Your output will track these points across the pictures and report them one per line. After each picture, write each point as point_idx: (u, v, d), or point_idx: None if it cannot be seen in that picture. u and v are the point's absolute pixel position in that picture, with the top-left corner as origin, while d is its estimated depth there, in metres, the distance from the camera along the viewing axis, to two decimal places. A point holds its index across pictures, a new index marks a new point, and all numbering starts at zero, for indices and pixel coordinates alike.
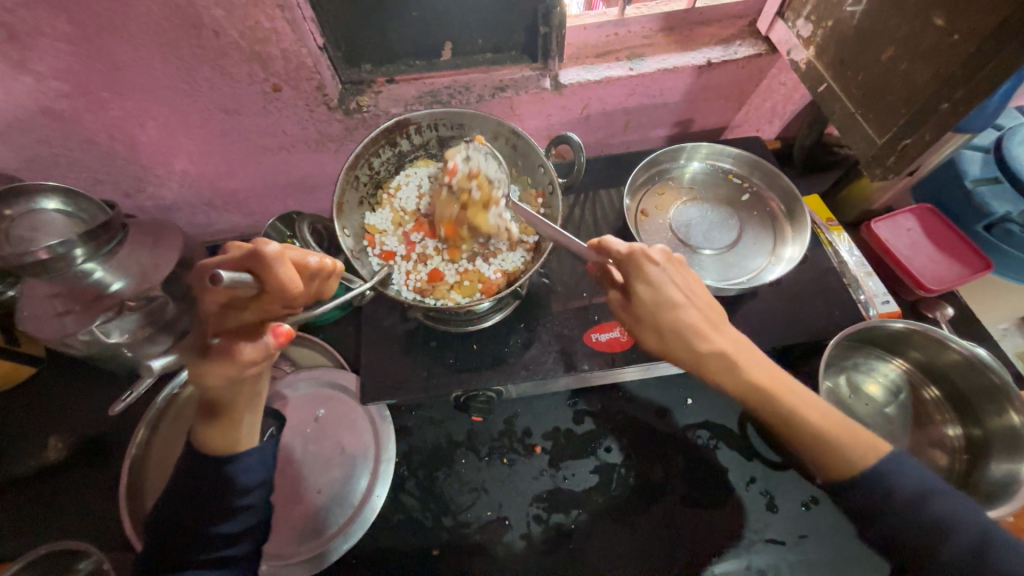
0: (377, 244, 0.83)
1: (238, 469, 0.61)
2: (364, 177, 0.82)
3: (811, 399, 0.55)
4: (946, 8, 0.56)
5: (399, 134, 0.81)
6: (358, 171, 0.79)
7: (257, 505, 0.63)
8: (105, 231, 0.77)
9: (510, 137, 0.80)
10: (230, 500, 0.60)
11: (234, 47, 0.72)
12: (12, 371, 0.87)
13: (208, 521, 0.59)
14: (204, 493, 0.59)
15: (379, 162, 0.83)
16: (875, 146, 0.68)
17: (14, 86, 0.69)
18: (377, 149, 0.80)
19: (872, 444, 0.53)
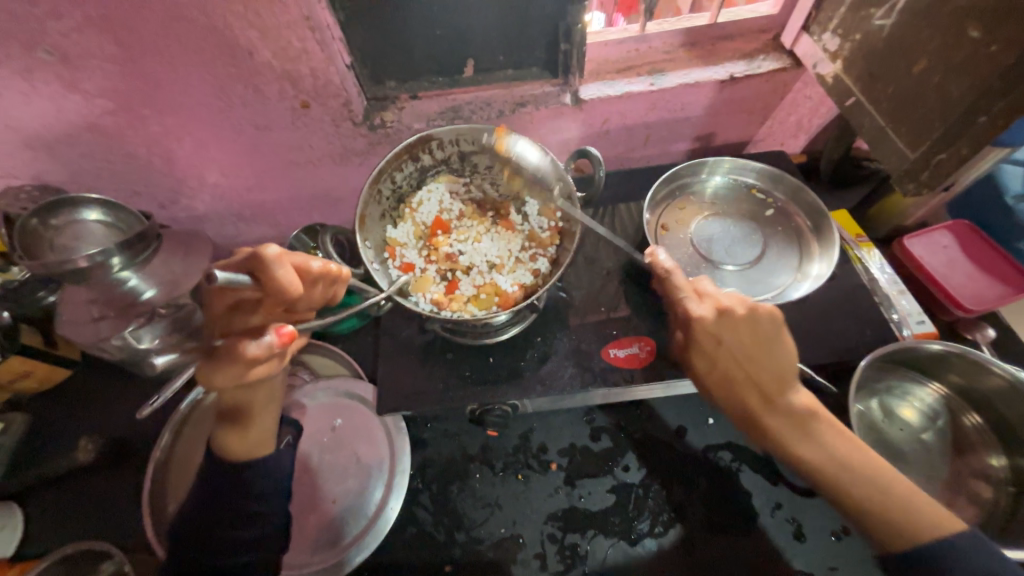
0: (398, 257, 0.83)
1: (256, 475, 0.62)
2: (386, 191, 0.83)
3: (857, 474, 0.55)
4: (981, 20, 0.54)
5: (421, 148, 0.82)
6: (381, 185, 0.80)
7: (276, 512, 0.64)
8: (140, 240, 0.81)
9: (530, 152, 0.81)
10: (248, 505, 0.61)
11: (267, 67, 0.75)
12: (50, 373, 0.91)
13: (227, 526, 0.60)
14: (224, 499, 0.61)
15: (401, 177, 0.84)
16: (908, 159, 0.66)
17: (64, 104, 0.74)
18: (400, 164, 0.81)
19: (920, 526, 0.52)
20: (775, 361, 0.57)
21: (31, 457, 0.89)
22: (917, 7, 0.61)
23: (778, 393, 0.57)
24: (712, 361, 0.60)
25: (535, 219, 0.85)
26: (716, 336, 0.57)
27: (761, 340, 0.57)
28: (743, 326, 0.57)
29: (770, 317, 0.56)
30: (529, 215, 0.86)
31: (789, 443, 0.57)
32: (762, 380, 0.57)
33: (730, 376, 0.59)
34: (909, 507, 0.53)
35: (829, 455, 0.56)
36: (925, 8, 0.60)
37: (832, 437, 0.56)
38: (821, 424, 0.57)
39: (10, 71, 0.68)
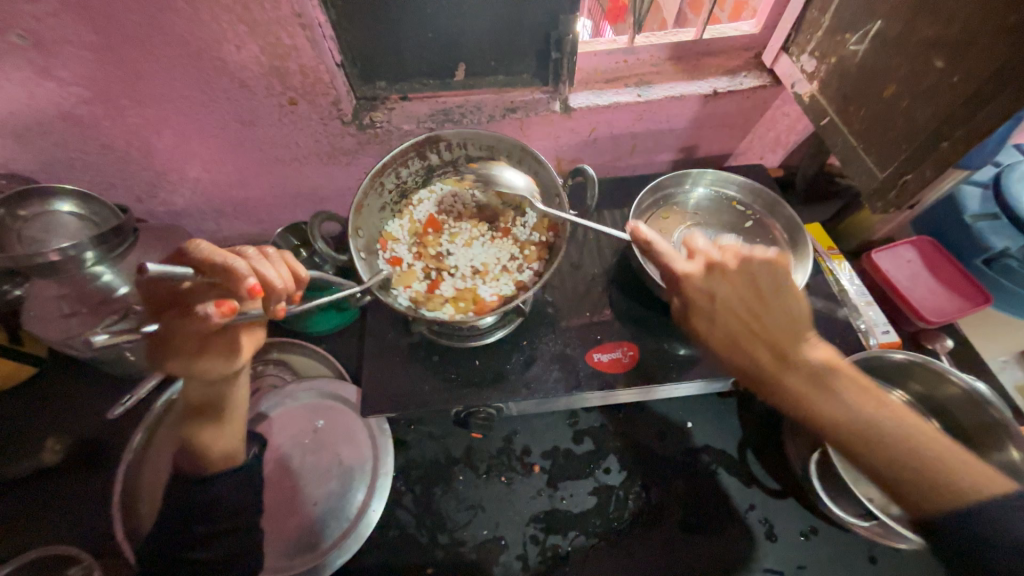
0: (389, 250, 0.84)
1: (220, 489, 0.63)
2: (389, 184, 0.84)
3: (881, 427, 0.57)
4: (946, 51, 0.58)
5: (430, 147, 0.84)
6: (384, 178, 0.82)
7: (241, 529, 0.63)
8: (115, 235, 0.77)
9: (534, 164, 0.81)
10: (209, 521, 0.61)
11: (254, 62, 0.74)
12: (13, 370, 0.87)
13: (191, 546, 0.60)
14: (187, 521, 0.61)
15: (407, 172, 0.86)
16: (877, 179, 0.69)
17: (37, 91, 0.71)
18: (406, 160, 0.83)
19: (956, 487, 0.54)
20: (773, 312, 0.60)
21: None
22: (888, 36, 0.65)
23: (791, 348, 0.60)
24: (714, 321, 0.60)
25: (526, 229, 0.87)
26: (708, 287, 0.60)
27: (760, 289, 0.61)
28: (738, 278, 0.61)
29: (767, 264, 0.61)
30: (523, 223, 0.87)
31: (810, 398, 0.58)
32: (770, 333, 0.60)
33: (733, 330, 0.60)
34: (942, 467, 0.55)
35: (853, 413, 0.58)
36: (896, 37, 0.64)
37: (852, 392, 0.59)
38: (840, 380, 0.59)
39: None
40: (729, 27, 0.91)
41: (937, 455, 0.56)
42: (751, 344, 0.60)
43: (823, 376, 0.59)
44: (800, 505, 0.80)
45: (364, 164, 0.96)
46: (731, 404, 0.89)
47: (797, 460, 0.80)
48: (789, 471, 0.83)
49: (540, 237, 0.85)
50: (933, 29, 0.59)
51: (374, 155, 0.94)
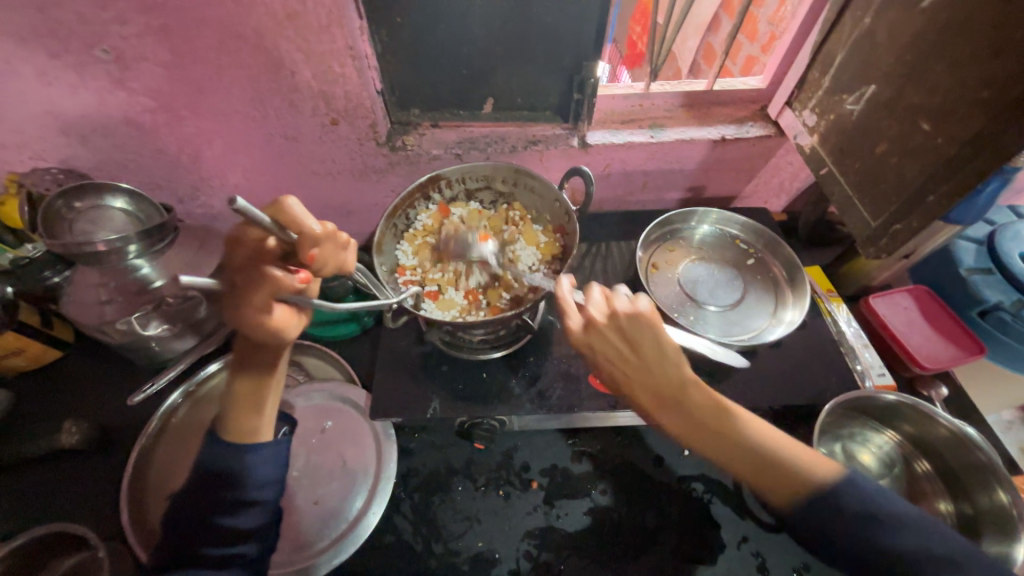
0: (410, 276, 0.89)
1: (256, 459, 0.63)
2: (401, 226, 0.91)
3: (756, 448, 0.57)
4: (930, 116, 0.64)
5: (432, 188, 0.92)
6: (396, 220, 0.89)
7: (265, 502, 0.63)
8: (158, 232, 0.83)
9: (526, 178, 0.91)
10: (241, 492, 0.61)
11: (305, 85, 0.81)
12: (41, 352, 0.92)
13: (221, 512, 0.60)
14: (219, 486, 0.61)
15: (415, 214, 0.93)
16: (870, 227, 0.74)
17: (107, 98, 0.79)
18: (413, 202, 0.90)
19: (797, 475, 0.55)
20: (641, 359, 0.61)
21: (11, 436, 0.88)
22: (880, 100, 0.71)
23: (665, 392, 0.60)
24: (596, 357, 0.63)
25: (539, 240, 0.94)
26: (592, 340, 0.62)
27: (631, 338, 0.61)
28: (620, 326, 0.62)
29: (633, 319, 0.62)
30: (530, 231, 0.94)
31: (667, 408, 0.60)
32: (643, 379, 0.61)
33: (618, 352, 0.62)
34: (777, 455, 0.57)
35: (704, 427, 0.58)
36: (887, 101, 0.70)
37: (706, 408, 0.59)
38: (714, 414, 0.59)
39: (65, 63, 0.73)
40: (738, 81, 0.98)
41: (799, 467, 0.56)
42: (633, 388, 0.61)
43: (702, 405, 0.59)
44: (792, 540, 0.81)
45: (392, 182, 1.03)
46: None
47: None
48: None
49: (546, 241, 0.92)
50: (919, 96, 0.65)
51: (403, 175, 1.01)
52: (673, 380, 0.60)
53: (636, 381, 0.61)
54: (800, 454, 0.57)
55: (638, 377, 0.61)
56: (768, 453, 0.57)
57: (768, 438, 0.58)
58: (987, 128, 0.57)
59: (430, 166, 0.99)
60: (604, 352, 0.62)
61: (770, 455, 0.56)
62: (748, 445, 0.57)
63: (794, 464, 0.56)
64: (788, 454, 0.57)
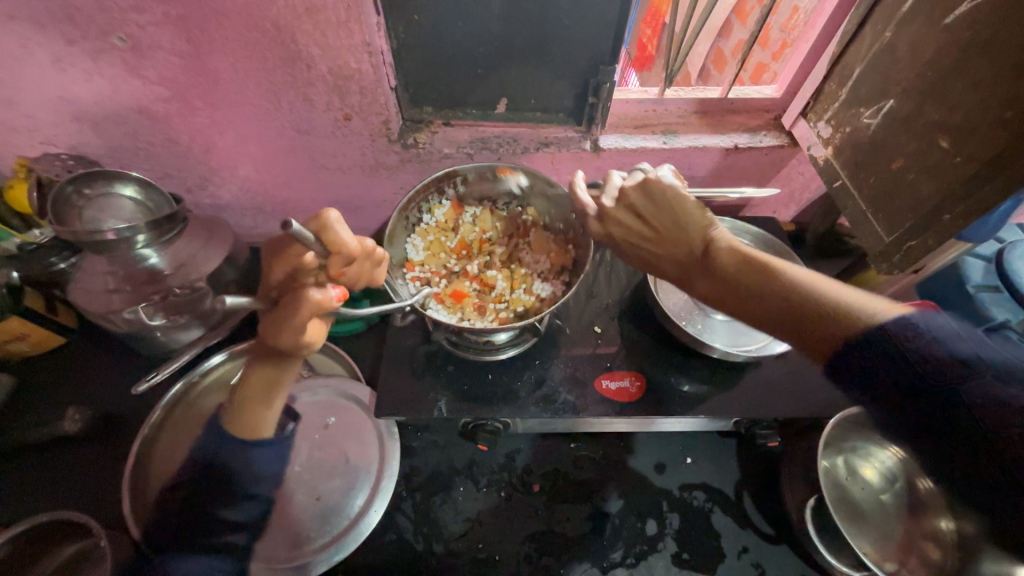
0: (418, 274, 0.89)
1: (259, 456, 0.63)
2: (413, 221, 0.91)
3: (773, 288, 0.57)
4: (950, 134, 0.63)
5: (448, 183, 0.91)
6: (409, 214, 0.88)
7: (261, 494, 0.66)
8: (168, 222, 0.83)
9: (545, 186, 0.89)
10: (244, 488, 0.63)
11: (320, 80, 0.81)
12: (46, 338, 0.92)
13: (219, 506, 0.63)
14: (216, 482, 0.62)
15: (428, 209, 0.92)
16: (883, 242, 0.74)
17: (121, 86, 0.78)
18: (428, 196, 0.90)
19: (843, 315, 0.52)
20: (664, 214, 0.66)
21: (13, 422, 0.88)
22: (898, 115, 0.71)
23: (682, 220, 0.65)
24: (621, 226, 0.69)
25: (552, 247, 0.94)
26: (616, 211, 0.69)
27: (660, 203, 0.66)
28: (653, 202, 0.67)
29: (660, 187, 0.65)
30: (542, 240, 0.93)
31: (719, 279, 0.62)
32: (664, 231, 0.66)
33: (631, 230, 0.68)
34: (832, 302, 0.53)
35: (762, 290, 0.58)
36: (906, 117, 0.70)
37: (747, 273, 0.59)
38: (724, 245, 0.63)
39: (80, 50, 0.73)
40: (753, 90, 0.98)
41: (829, 295, 0.53)
42: (659, 242, 0.67)
43: (724, 249, 0.62)
44: (793, 553, 0.81)
45: (402, 180, 1.02)
46: (730, 444, 0.90)
47: (792, 503, 0.81)
48: (783, 518, 0.84)
49: (557, 250, 0.91)
50: (940, 114, 0.65)
51: (413, 172, 1.00)
52: (704, 263, 0.63)
53: (648, 225, 0.67)
54: (838, 288, 0.54)
55: (662, 224, 0.66)
56: (801, 305, 0.54)
57: (839, 293, 0.54)
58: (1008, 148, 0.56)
59: (441, 164, 0.98)
60: (624, 223, 0.68)
61: (818, 314, 0.53)
62: (789, 296, 0.55)
63: (855, 324, 0.51)
64: (866, 317, 0.51)
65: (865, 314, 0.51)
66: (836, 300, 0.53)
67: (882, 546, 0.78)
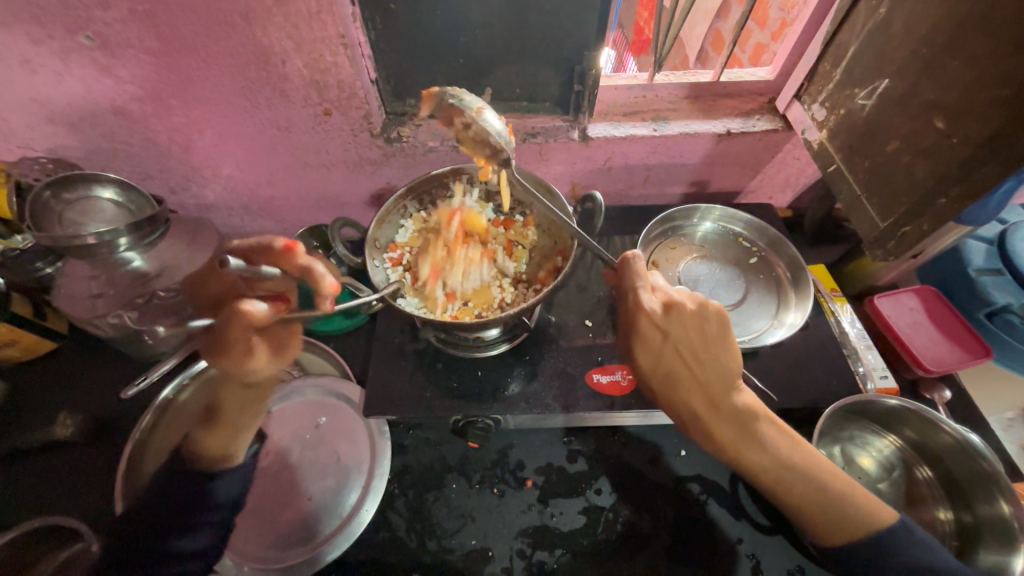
0: (400, 254, 0.88)
1: (218, 486, 0.73)
2: (412, 210, 0.92)
3: (796, 474, 0.63)
4: (945, 114, 0.61)
5: (453, 178, 0.92)
6: (407, 200, 0.90)
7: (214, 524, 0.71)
8: (149, 224, 0.82)
9: (547, 194, 0.88)
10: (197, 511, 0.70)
11: (296, 75, 0.79)
12: (35, 344, 0.92)
13: (175, 533, 0.68)
14: (183, 505, 0.70)
15: (429, 199, 0.93)
16: (878, 228, 0.72)
17: (94, 86, 0.77)
18: (430, 186, 0.91)
19: (843, 521, 0.61)
20: (707, 353, 0.67)
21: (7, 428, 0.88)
22: (892, 95, 0.68)
23: (719, 395, 0.66)
24: (657, 357, 0.70)
25: (542, 259, 0.90)
26: (652, 334, 0.69)
27: (707, 336, 0.67)
28: (690, 322, 0.68)
29: (710, 320, 0.67)
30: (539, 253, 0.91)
31: (736, 445, 0.65)
32: (702, 378, 0.67)
33: (674, 371, 0.69)
34: (840, 497, 0.62)
35: (773, 457, 0.64)
36: (901, 97, 0.67)
37: (774, 437, 0.64)
38: (764, 424, 0.65)
39: (49, 50, 0.71)
40: (746, 72, 0.95)
41: (845, 491, 0.62)
42: (678, 398, 0.69)
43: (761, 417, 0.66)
44: (788, 544, 0.79)
45: (387, 175, 1.01)
46: None
47: None
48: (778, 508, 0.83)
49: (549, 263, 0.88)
50: (935, 92, 0.62)
51: (399, 167, 0.98)
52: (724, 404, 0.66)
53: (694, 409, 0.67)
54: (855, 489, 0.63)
55: (686, 397, 0.68)
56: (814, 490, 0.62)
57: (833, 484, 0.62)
58: (1007, 128, 0.54)
59: (426, 158, 0.96)
60: (652, 354, 0.70)
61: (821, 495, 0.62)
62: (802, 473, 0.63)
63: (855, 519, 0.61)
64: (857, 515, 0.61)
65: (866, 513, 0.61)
66: (848, 501, 0.61)
67: None
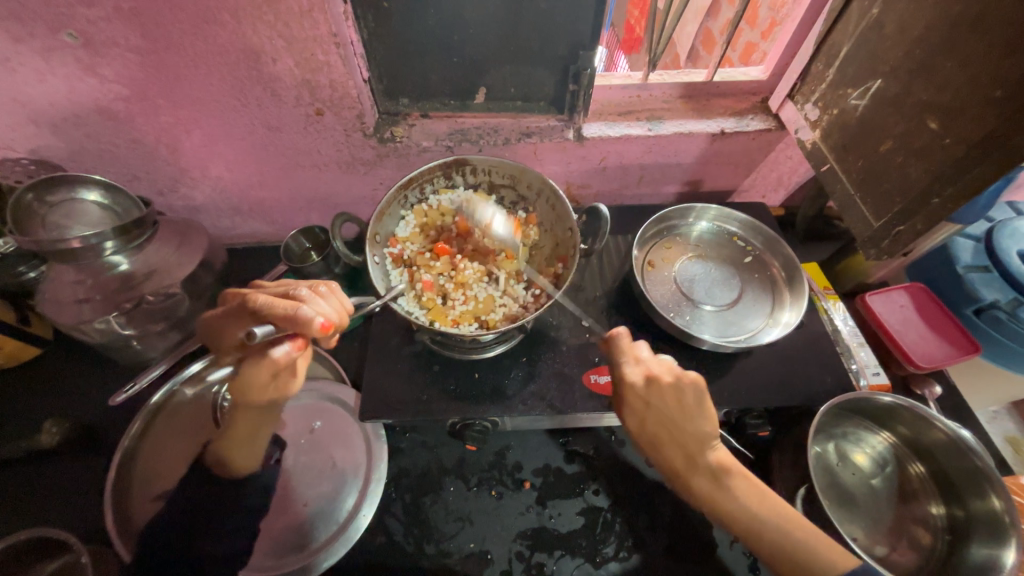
0: (400, 250, 0.88)
1: (252, 490, 0.68)
2: (413, 200, 0.90)
3: (766, 528, 0.58)
4: (938, 114, 0.61)
5: (455, 170, 0.90)
6: (409, 192, 0.88)
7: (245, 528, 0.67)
8: (137, 228, 0.80)
9: (551, 197, 0.87)
10: (226, 515, 0.66)
11: (287, 74, 0.78)
12: (18, 350, 0.90)
13: (207, 535, 0.65)
14: (213, 507, 0.65)
15: (431, 190, 0.91)
16: (872, 227, 0.73)
17: (78, 86, 0.74)
18: (432, 178, 0.89)
19: (806, 570, 0.54)
20: (682, 417, 0.65)
21: None
22: (885, 96, 0.69)
23: (695, 452, 0.64)
24: (640, 419, 0.67)
25: (542, 261, 0.90)
26: (626, 391, 0.67)
27: (683, 401, 0.64)
28: (668, 391, 0.65)
29: (689, 385, 0.64)
30: (539, 254, 0.91)
31: (711, 502, 0.61)
32: (680, 438, 0.65)
33: (658, 436, 0.66)
34: (808, 553, 0.55)
35: (746, 513, 0.60)
36: (894, 97, 0.68)
37: (749, 495, 0.60)
38: (739, 482, 0.61)
39: (29, 48, 0.69)
40: (739, 71, 0.95)
41: (816, 543, 0.56)
42: (659, 454, 0.67)
43: (737, 477, 0.62)
44: None
45: (381, 175, 1.00)
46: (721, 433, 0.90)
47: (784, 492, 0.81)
48: None
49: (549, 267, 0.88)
50: (928, 93, 0.63)
51: (392, 167, 0.97)
52: (700, 460, 0.63)
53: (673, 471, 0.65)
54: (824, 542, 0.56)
55: (666, 456, 0.66)
56: (782, 548, 0.56)
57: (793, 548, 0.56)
58: (1001, 128, 0.54)
59: (420, 158, 0.95)
60: (634, 415, 0.67)
61: (788, 549, 0.56)
62: (774, 530, 0.58)
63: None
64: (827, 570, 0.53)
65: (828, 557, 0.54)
66: (813, 558, 0.55)
67: (873, 531, 0.77)
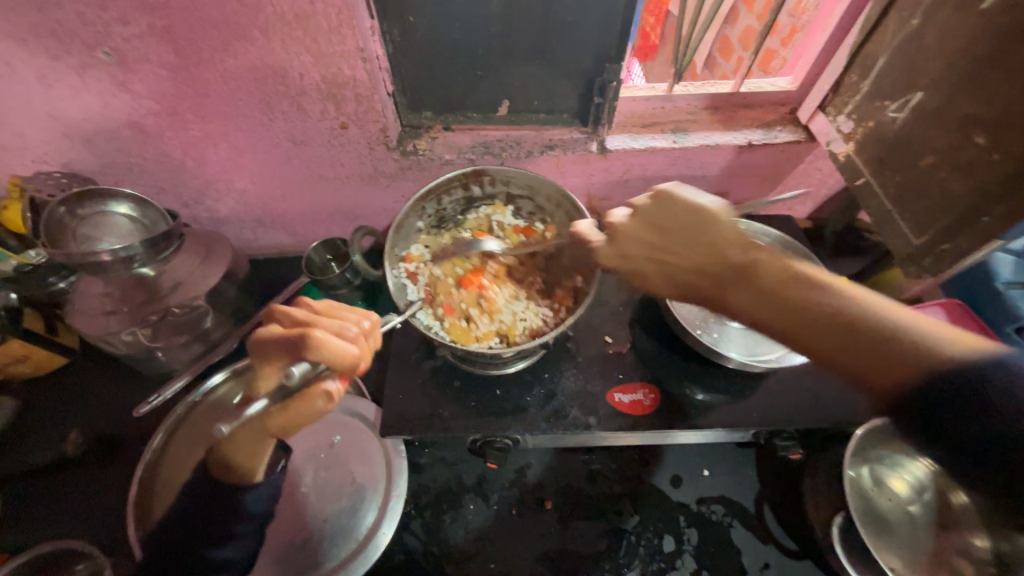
0: (415, 267, 0.87)
1: (253, 497, 0.64)
2: (430, 211, 0.89)
3: (827, 304, 0.56)
4: (986, 129, 0.59)
5: (474, 180, 0.89)
6: (426, 203, 0.86)
7: (249, 533, 0.65)
8: (164, 240, 0.81)
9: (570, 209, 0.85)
10: (232, 524, 0.63)
11: (313, 89, 0.78)
12: (46, 359, 0.91)
13: (208, 544, 0.62)
14: (216, 515, 0.62)
15: (448, 201, 0.90)
16: (911, 245, 0.70)
17: (111, 102, 0.76)
18: (450, 189, 0.87)
19: (882, 348, 0.53)
20: (657, 232, 0.64)
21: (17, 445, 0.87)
22: (927, 109, 0.66)
23: (723, 254, 0.61)
24: (635, 249, 0.65)
25: (560, 274, 0.88)
26: (625, 241, 0.65)
27: (662, 216, 0.63)
28: (663, 211, 0.63)
29: (676, 201, 0.62)
30: (558, 266, 0.89)
31: (783, 294, 0.58)
32: (683, 254, 0.62)
33: (647, 266, 0.64)
34: (889, 335, 0.53)
35: (787, 306, 0.58)
36: (936, 110, 0.65)
37: (781, 280, 0.59)
38: (768, 272, 0.59)
39: (66, 65, 0.70)
40: (767, 82, 0.93)
41: (885, 310, 0.54)
42: (692, 276, 0.63)
43: (775, 275, 0.59)
44: (817, 568, 0.78)
45: (402, 187, 0.99)
46: (749, 455, 0.87)
47: (817, 519, 0.78)
48: (807, 532, 0.81)
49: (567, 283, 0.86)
50: (974, 106, 0.60)
51: (414, 180, 0.97)
52: (732, 301, 0.61)
53: (704, 277, 0.62)
54: (885, 304, 0.55)
55: (713, 273, 0.62)
56: (841, 312, 0.55)
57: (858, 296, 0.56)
58: None
59: (442, 171, 0.95)
60: (638, 252, 0.65)
61: (881, 322, 0.54)
62: (845, 313, 0.55)
63: (927, 350, 0.52)
64: (940, 336, 0.52)
65: (925, 345, 0.52)
66: (913, 331, 0.53)
67: (912, 562, 0.73)
